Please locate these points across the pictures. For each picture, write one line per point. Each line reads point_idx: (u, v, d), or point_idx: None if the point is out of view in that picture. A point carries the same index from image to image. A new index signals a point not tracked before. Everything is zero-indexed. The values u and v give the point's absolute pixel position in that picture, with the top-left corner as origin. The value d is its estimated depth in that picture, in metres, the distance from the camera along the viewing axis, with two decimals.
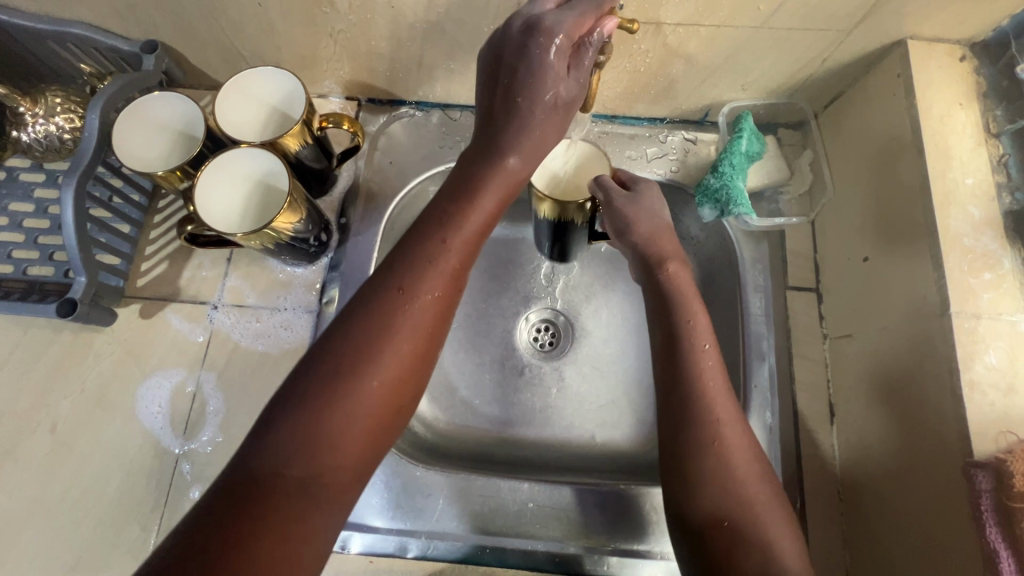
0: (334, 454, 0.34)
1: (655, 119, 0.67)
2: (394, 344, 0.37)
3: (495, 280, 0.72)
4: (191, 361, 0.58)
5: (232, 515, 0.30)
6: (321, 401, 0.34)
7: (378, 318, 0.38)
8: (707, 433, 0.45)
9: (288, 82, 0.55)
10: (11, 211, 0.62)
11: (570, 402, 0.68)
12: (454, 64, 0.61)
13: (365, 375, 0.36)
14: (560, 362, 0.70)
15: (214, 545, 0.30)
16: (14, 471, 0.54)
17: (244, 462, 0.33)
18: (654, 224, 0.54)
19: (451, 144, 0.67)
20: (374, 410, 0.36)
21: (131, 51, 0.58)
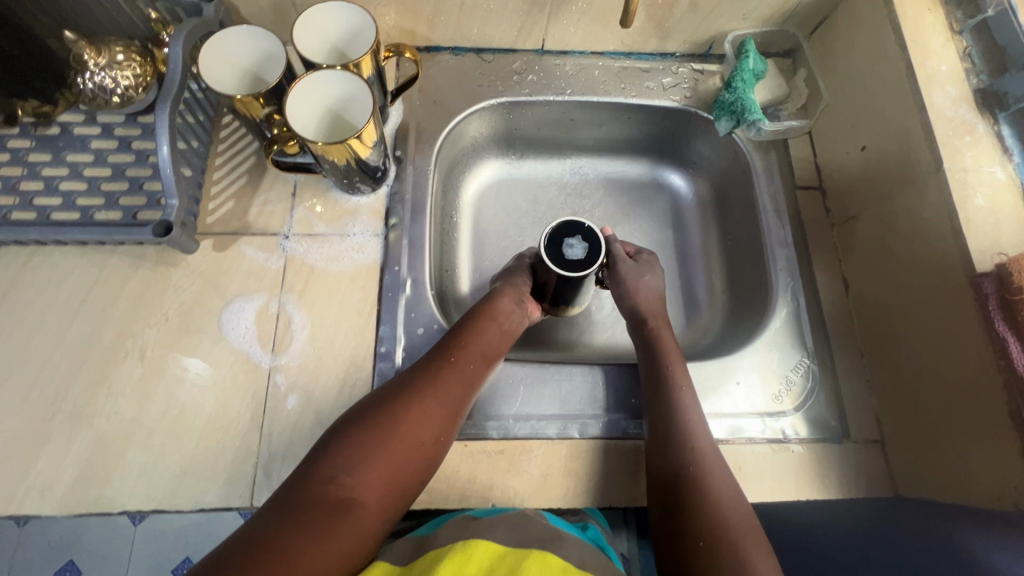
0: (416, 439, 0.49)
1: (666, 54, 0.76)
2: (457, 377, 0.54)
3: (538, 204, 0.80)
4: (270, 286, 0.62)
5: (334, 462, 0.46)
6: (399, 412, 0.50)
7: (414, 398, 0.51)
8: (690, 443, 0.54)
9: (353, 16, 0.60)
10: (69, 161, 0.65)
11: (610, 315, 0.75)
12: (493, 5, 0.67)
13: (398, 443, 0.48)
14: None
15: (339, 457, 0.46)
16: (107, 397, 0.56)
17: (319, 471, 0.45)
18: (652, 295, 0.65)
19: (488, 83, 0.74)
20: (440, 414, 0.51)
21: (192, 2, 0.62)
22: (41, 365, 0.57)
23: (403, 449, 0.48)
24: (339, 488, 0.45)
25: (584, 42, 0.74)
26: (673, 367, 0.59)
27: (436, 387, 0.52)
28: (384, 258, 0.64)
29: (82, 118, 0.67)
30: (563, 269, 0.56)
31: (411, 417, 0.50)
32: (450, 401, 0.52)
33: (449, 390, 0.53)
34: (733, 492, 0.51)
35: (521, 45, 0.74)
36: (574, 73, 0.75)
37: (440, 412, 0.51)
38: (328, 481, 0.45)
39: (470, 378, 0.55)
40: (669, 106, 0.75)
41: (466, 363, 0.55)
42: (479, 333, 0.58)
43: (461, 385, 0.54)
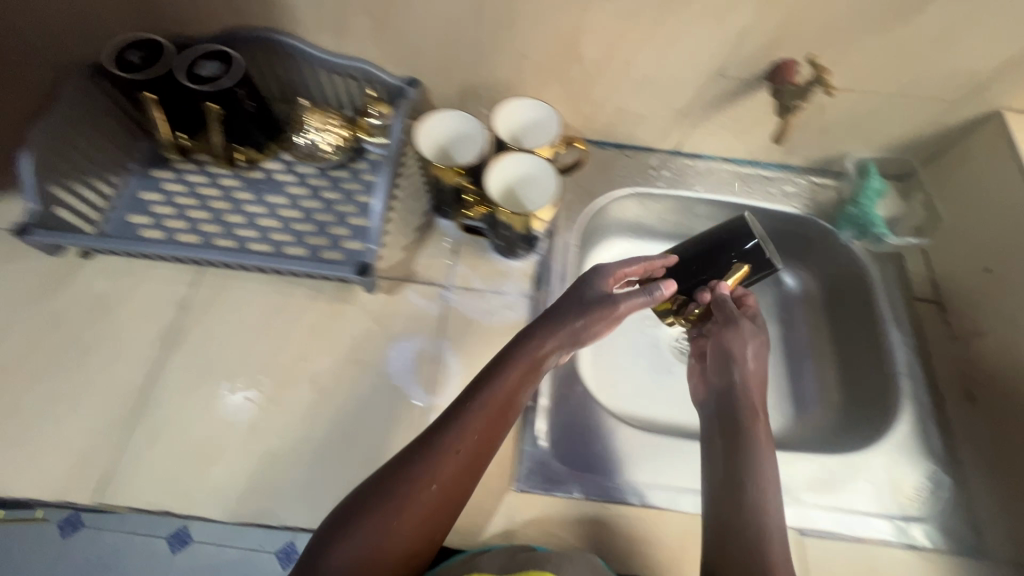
0: (439, 495, 0.47)
1: (788, 165, 0.84)
2: (496, 406, 0.51)
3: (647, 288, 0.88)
4: (430, 331, 0.68)
5: (356, 511, 0.46)
6: (415, 459, 0.48)
7: (455, 433, 0.49)
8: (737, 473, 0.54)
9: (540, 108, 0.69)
10: (268, 202, 0.75)
11: None
12: (646, 111, 0.77)
13: (427, 487, 0.47)
14: None
15: (374, 501, 0.47)
16: (281, 414, 0.61)
17: (341, 520, 0.46)
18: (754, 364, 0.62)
19: (628, 174, 0.83)
20: (459, 471, 0.49)
21: (396, 84, 0.74)
22: (228, 378, 0.63)
23: (427, 508, 0.47)
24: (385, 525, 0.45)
25: (717, 149, 0.83)
26: (745, 398, 0.59)
27: (485, 416, 0.50)
28: (531, 317, 0.70)
29: (281, 166, 0.78)
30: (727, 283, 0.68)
31: (418, 468, 0.48)
32: (455, 461, 0.48)
33: (461, 449, 0.49)
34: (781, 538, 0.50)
35: (659, 145, 0.84)
36: (705, 174, 0.84)
37: (461, 471, 0.49)
38: (355, 528, 0.45)
39: (485, 422, 0.50)
40: (789, 212, 0.82)
41: (511, 381, 0.52)
42: (492, 390, 0.51)
43: (495, 432, 0.51)
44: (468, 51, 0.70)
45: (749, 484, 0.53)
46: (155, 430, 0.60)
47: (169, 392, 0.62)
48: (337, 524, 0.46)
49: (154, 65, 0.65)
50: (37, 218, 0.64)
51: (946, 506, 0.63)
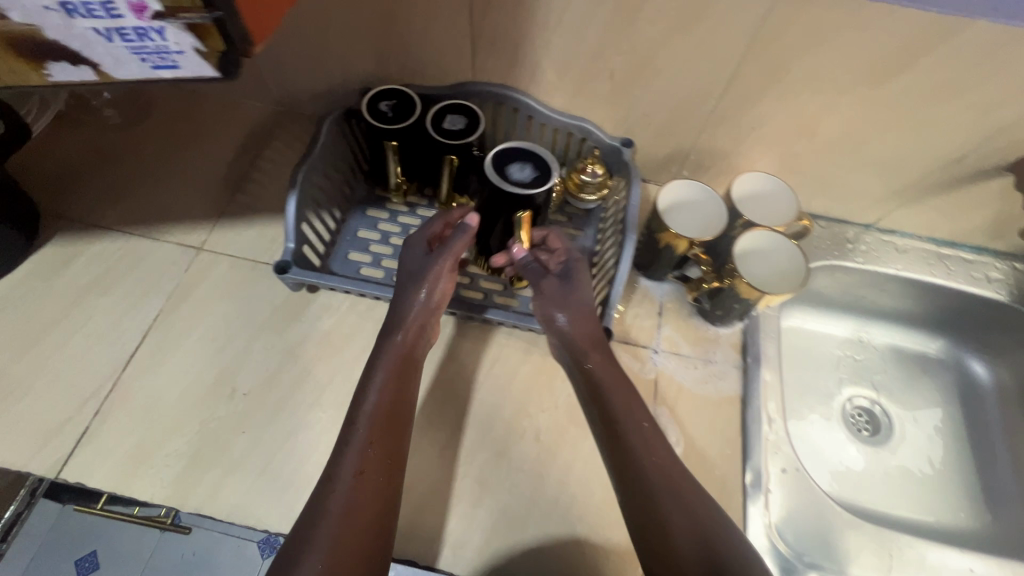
0: (379, 505, 0.50)
1: (986, 250, 0.83)
2: (397, 365, 0.59)
3: (819, 363, 0.89)
4: (645, 394, 0.68)
5: (309, 504, 0.49)
6: (344, 440, 0.54)
7: (349, 423, 0.55)
8: (641, 465, 0.55)
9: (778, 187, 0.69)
10: None
11: (894, 479, 0.81)
12: (857, 188, 0.77)
13: (344, 479, 0.50)
14: (880, 446, 0.84)
15: (317, 499, 0.49)
16: (512, 471, 0.62)
17: (319, 507, 0.49)
18: (582, 316, 0.64)
19: (824, 246, 0.82)
20: (373, 482, 0.51)
21: (613, 144, 0.75)
22: (452, 424, 0.64)
23: (350, 492, 0.50)
24: (345, 519, 0.48)
25: (915, 226, 0.82)
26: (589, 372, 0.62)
27: (372, 394, 0.57)
28: (744, 390, 0.69)
29: None
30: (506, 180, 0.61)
31: (352, 445, 0.53)
32: (372, 459, 0.52)
33: (366, 457, 0.52)
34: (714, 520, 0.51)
35: (855, 219, 0.83)
36: (905, 250, 0.82)
37: (372, 469, 0.52)
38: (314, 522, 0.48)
39: (381, 434, 0.54)
40: (994, 298, 0.80)
41: (405, 343, 0.61)
42: (387, 353, 0.60)
43: (390, 443, 0.54)
44: (697, 120, 0.72)
45: (656, 471, 0.54)
46: None
47: None
48: (297, 536, 0.47)
49: (406, 116, 0.69)
50: (293, 257, 0.66)
51: None
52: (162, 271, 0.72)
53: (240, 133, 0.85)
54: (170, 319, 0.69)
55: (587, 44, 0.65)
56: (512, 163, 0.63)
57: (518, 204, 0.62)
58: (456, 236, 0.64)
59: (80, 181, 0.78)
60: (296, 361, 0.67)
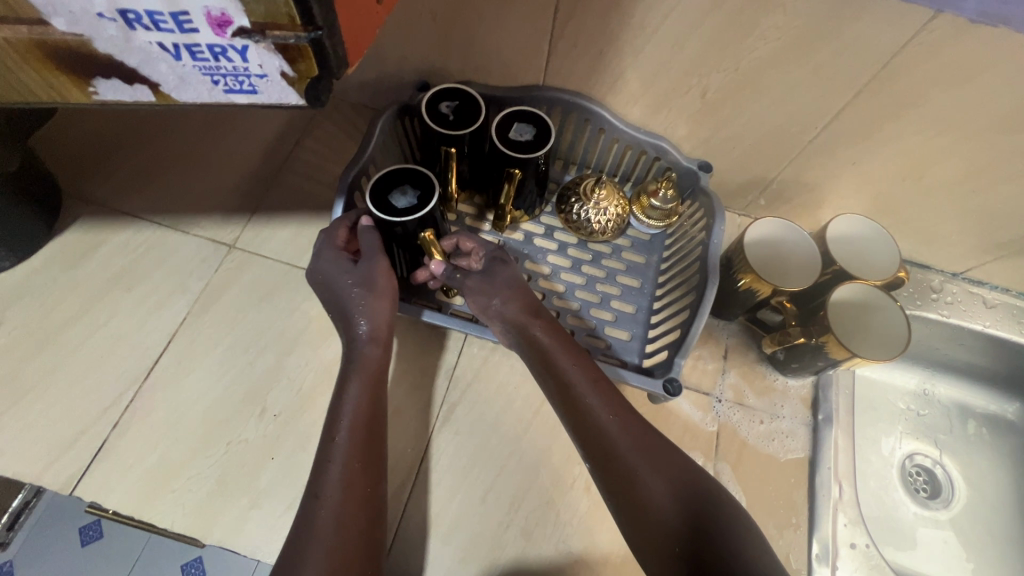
0: (366, 520, 0.46)
1: None
2: (368, 371, 0.54)
3: (880, 413, 0.82)
4: (705, 449, 0.63)
5: (297, 527, 0.45)
6: (320, 455, 0.49)
7: (326, 430, 0.50)
8: (613, 457, 0.50)
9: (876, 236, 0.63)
10: (530, 269, 0.71)
11: (951, 548, 0.76)
12: (954, 236, 0.70)
13: (324, 495, 0.46)
14: (937, 510, 0.78)
15: (304, 520, 0.45)
16: (558, 521, 0.58)
17: (307, 522, 0.45)
18: (514, 293, 0.58)
19: (905, 293, 0.75)
20: (360, 493, 0.47)
21: (690, 167, 0.68)
22: (498, 466, 0.60)
23: (341, 509, 0.46)
24: (338, 538, 0.44)
25: (1006, 281, 0.75)
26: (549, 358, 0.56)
27: (342, 403, 0.52)
28: (813, 452, 0.64)
29: (542, 230, 0.74)
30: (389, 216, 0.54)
31: (336, 455, 0.48)
32: (357, 469, 0.48)
33: (352, 465, 0.48)
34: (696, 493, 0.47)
35: (941, 267, 0.76)
36: (994, 306, 0.75)
37: (358, 481, 0.47)
38: (302, 545, 0.44)
39: (361, 446, 0.49)
40: None
41: (376, 351, 0.55)
42: (359, 360, 0.54)
43: (372, 455, 0.50)
44: (788, 151, 0.65)
45: (626, 457, 0.49)
46: (430, 518, 0.57)
47: (441, 475, 0.59)
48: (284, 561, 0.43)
49: (468, 123, 0.62)
50: None
51: None
52: (190, 270, 0.66)
53: (277, 117, 0.77)
54: (197, 325, 0.63)
55: (684, 60, 0.57)
56: (393, 190, 0.55)
57: (415, 227, 0.55)
58: (365, 237, 0.56)
59: (105, 163, 0.72)
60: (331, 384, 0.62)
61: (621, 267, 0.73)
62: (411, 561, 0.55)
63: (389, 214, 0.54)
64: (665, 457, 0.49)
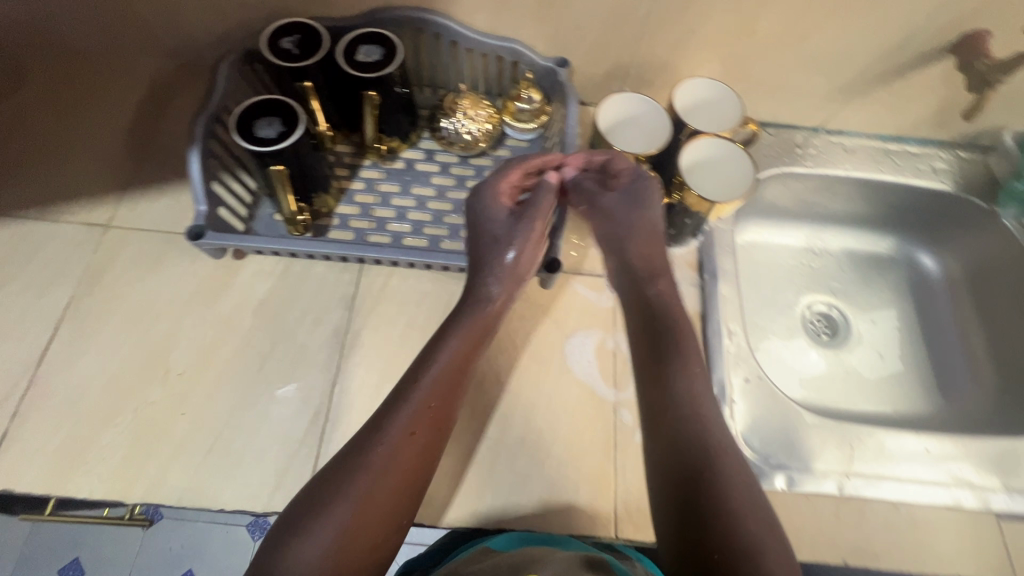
0: (402, 487, 0.46)
1: (933, 141, 0.82)
2: (472, 324, 0.56)
3: (776, 272, 0.88)
4: (605, 324, 0.67)
5: (345, 452, 0.46)
6: (391, 396, 0.50)
7: (449, 375, 0.52)
8: (678, 403, 0.51)
9: (721, 94, 0.66)
10: (415, 194, 0.72)
11: (858, 379, 0.82)
12: (804, 88, 0.74)
13: (389, 431, 0.47)
14: (840, 347, 0.84)
15: (352, 452, 0.46)
16: (474, 415, 0.61)
17: (356, 450, 0.46)
18: (647, 236, 0.63)
19: (774, 153, 0.80)
20: (411, 453, 0.47)
21: (547, 65, 0.70)
22: None
23: (393, 460, 0.46)
24: (372, 487, 0.44)
25: (863, 125, 0.80)
26: (670, 326, 0.57)
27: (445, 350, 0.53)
28: (703, 307, 0.68)
29: (422, 155, 0.75)
30: (254, 145, 0.56)
31: (419, 397, 0.50)
32: (426, 418, 0.49)
33: (419, 416, 0.49)
34: (745, 495, 0.45)
35: (803, 123, 0.81)
36: (852, 151, 0.81)
37: (422, 439, 0.48)
38: (339, 482, 0.44)
39: (439, 397, 0.50)
40: (939, 189, 0.80)
41: (492, 306, 0.58)
42: (473, 316, 0.57)
43: (441, 413, 0.51)
44: (631, 31, 0.67)
45: (684, 408, 0.51)
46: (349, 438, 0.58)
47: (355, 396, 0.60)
48: (311, 487, 0.45)
49: (313, 53, 0.62)
50: (207, 221, 0.61)
51: None
52: (68, 256, 0.65)
53: (135, 93, 0.75)
54: (83, 305, 0.62)
55: None
56: (260, 118, 0.57)
57: (275, 159, 0.58)
58: (543, 194, 0.64)
59: None
60: (231, 335, 0.62)
61: None
62: None
63: (254, 144, 0.56)
64: (724, 443, 0.48)
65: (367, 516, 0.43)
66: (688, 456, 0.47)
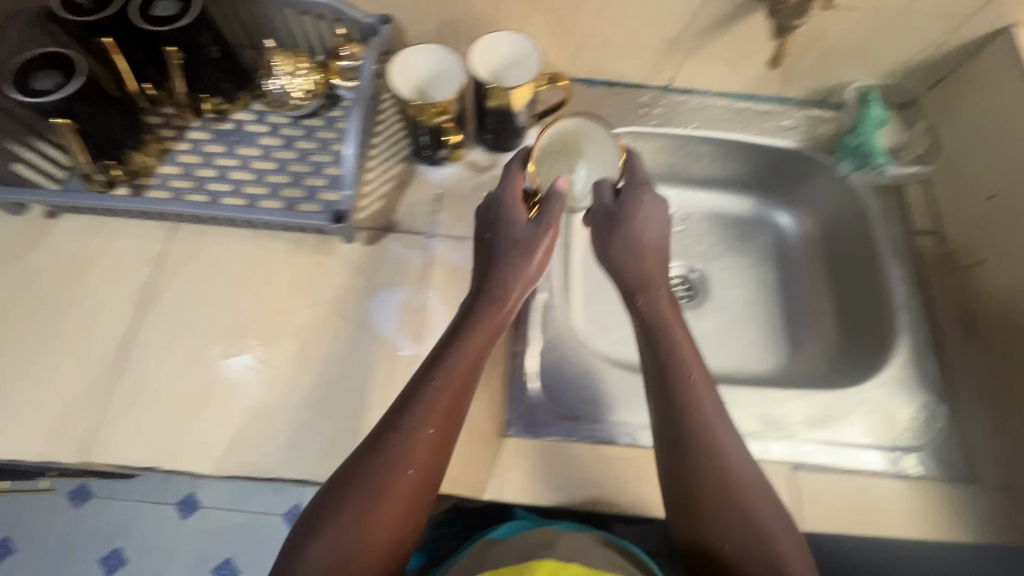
0: (422, 489, 0.48)
1: (785, 99, 0.81)
2: (486, 324, 0.54)
3: None
4: (415, 280, 0.66)
5: (353, 460, 0.48)
6: (449, 395, 0.50)
7: (447, 366, 0.51)
8: (687, 421, 0.51)
9: (521, 50, 0.67)
10: (240, 154, 0.72)
11: (712, 340, 0.78)
12: (635, 44, 0.73)
13: (415, 444, 0.48)
14: (699, 309, 0.80)
15: (364, 460, 0.48)
16: (268, 369, 0.61)
17: (364, 456, 0.48)
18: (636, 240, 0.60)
19: (618, 112, 0.79)
20: (424, 459, 0.48)
21: (370, 22, 0.69)
22: (208, 334, 0.62)
23: (412, 475, 0.47)
24: (384, 496, 0.46)
25: (709, 83, 0.79)
26: (672, 334, 0.55)
27: (466, 342, 0.53)
28: None
29: (253, 117, 0.74)
30: (25, 95, 0.57)
31: (417, 403, 0.49)
32: (440, 419, 0.49)
33: (433, 410, 0.49)
34: (781, 526, 0.48)
35: (649, 82, 0.80)
36: (698, 110, 0.80)
37: (438, 443, 0.49)
38: (346, 489, 0.46)
39: (451, 398, 0.50)
40: (786, 146, 0.79)
41: (504, 306, 0.56)
42: (484, 313, 0.55)
43: (456, 410, 0.51)
44: None
45: (686, 429, 0.51)
46: (138, 391, 0.59)
47: (150, 351, 0.61)
48: (322, 496, 0.47)
49: (106, 6, 0.61)
50: None
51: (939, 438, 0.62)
52: None
53: None
54: None
55: None
56: (38, 71, 0.58)
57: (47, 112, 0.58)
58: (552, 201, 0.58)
59: None
60: (34, 292, 0.63)
61: (335, 134, 0.74)
62: (117, 432, 0.57)
63: (24, 94, 0.57)
64: (748, 463, 0.50)
65: (388, 521, 0.46)
66: (699, 476, 0.49)
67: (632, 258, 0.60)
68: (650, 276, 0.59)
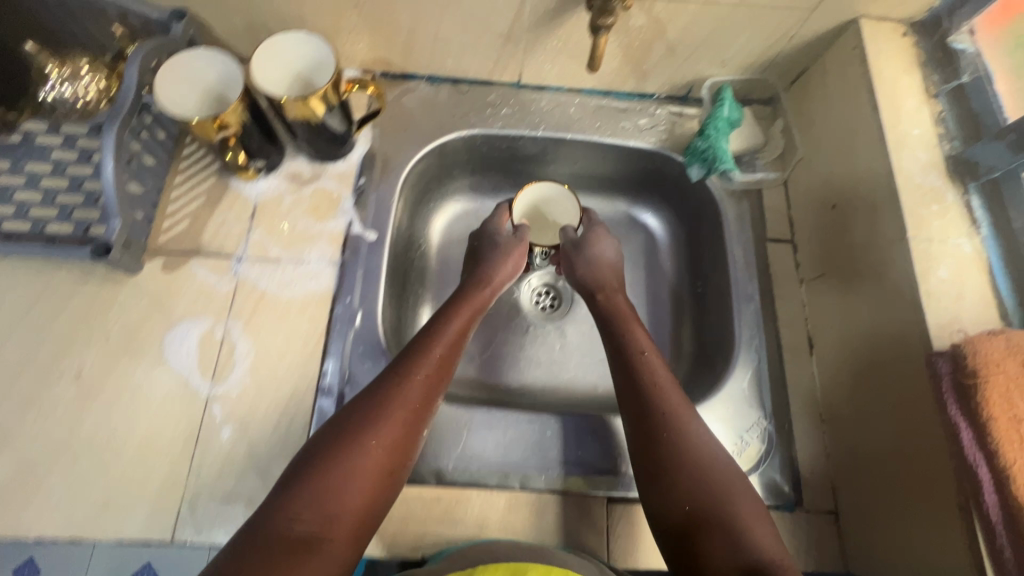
0: (385, 484, 0.45)
1: (644, 95, 0.75)
2: (448, 323, 0.56)
3: None
4: (217, 310, 0.61)
5: (329, 431, 0.46)
6: (407, 379, 0.50)
7: (413, 356, 0.51)
8: (671, 405, 0.52)
9: (314, 50, 0.60)
10: (29, 170, 0.63)
11: (571, 355, 0.74)
12: (467, 39, 0.66)
13: (373, 425, 0.46)
14: (561, 321, 0.76)
15: (347, 431, 0.45)
16: (42, 415, 0.56)
17: (337, 427, 0.46)
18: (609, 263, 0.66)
19: (462, 113, 0.73)
20: (393, 445, 0.46)
21: (160, 18, 0.60)
22: None
23: (381, 451, 0.45)
24: (359, 468, 0.44)
25: (561, 79, 0.73)
26: (633, 335, 0.58)
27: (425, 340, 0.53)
28: (337, 288, 0.63)
29: (44, 126, 0.65)
30: None
31: (409, 385, 0.49)
32: (416, 405, 0.49)
33: (413, 399, 0.48)
34: (751, 504, 0.47)
35: (497, 78, 0.73)
36: (550, 109, 0.74)
37: (405, 426, 0.47)
38: (332, 459, 0.44)
39: (423, 388, 0.50)
40: (642, 147, 0.74)
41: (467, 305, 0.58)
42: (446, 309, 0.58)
43: (428, 403, 0.50)
44: None
45: (663, 412, 0.52)
46: None
47: None
48: (302, 460, 0.44)
49: None
50: None
51: (768, 461, 0.60)
52: None
53: None
54: None
55: None
56: None
57: None
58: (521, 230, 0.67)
59: None
60: None
61: None
62: None
63: None
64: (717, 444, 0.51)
65: (347, 502, 0.42)
66: (685, 448, 0.49)
67: (596, 280, 0.64)
68: (608, 283, 0.64)
